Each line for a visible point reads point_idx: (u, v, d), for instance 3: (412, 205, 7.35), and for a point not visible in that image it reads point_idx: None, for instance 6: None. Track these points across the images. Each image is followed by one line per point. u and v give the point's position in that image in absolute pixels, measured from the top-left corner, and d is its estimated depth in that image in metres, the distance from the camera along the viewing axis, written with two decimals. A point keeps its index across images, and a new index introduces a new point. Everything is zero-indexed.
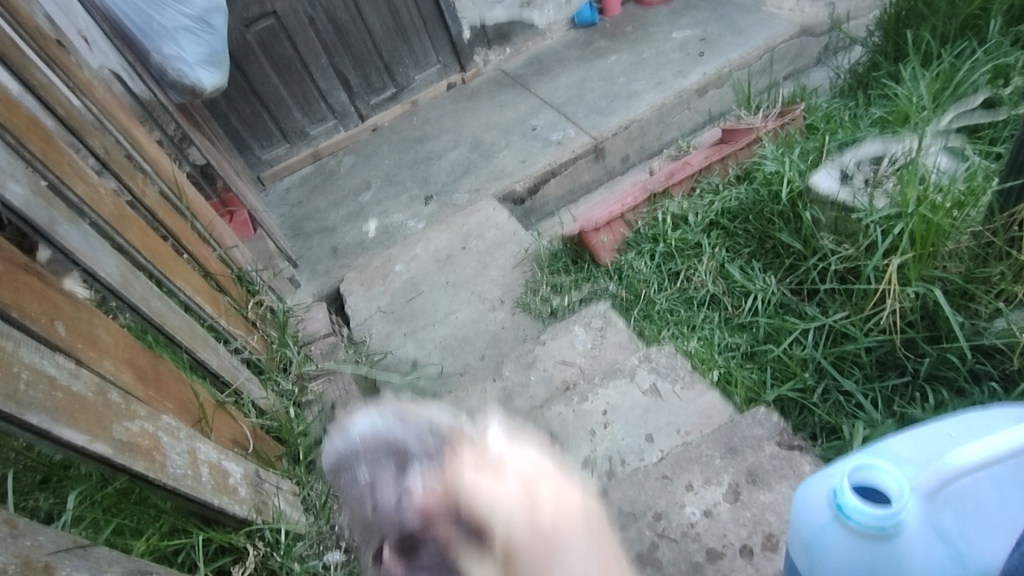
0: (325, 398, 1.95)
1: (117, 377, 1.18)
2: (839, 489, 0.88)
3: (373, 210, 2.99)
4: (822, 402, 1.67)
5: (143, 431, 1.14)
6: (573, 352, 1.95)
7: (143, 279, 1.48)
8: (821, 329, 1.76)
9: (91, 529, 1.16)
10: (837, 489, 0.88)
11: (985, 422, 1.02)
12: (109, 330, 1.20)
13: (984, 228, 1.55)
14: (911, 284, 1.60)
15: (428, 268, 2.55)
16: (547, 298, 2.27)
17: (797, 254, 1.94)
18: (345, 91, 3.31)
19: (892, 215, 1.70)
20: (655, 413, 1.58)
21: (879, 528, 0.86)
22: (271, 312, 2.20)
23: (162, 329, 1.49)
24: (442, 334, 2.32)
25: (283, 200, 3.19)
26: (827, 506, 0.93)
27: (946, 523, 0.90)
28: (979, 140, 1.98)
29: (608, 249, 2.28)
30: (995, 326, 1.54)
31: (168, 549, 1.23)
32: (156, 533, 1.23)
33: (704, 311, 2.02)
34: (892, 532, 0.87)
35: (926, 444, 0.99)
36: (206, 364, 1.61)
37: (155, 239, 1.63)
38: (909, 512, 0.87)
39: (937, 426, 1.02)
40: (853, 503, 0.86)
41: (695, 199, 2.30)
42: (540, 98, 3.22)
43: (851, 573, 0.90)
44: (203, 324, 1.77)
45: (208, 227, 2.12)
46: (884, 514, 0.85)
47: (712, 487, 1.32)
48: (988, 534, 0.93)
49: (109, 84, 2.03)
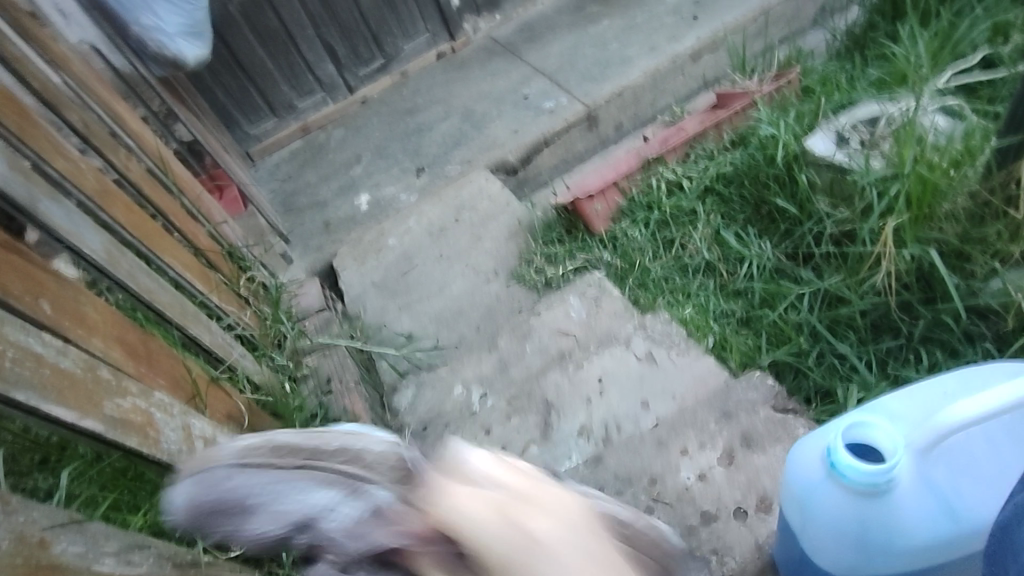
0: (320, 372, 1.96)
1: (107, 354, 1.16)
2: (833, 448, 0.87)
3: (364, 183, 2.95)
4: (816, 366, 1.67)
5: (135, 409, 1.14)
6: (568, 322, 1.94)
7: (130, 256, 1.45)
8: (816, 294, 1.75)
9: (88, 505, 1.16)
10: (831, 448, 0.87)
11: (981, 378, 1.01)
12: (97, 308, 1.18)
13: (981, 187, 1.54)
14: (906, 245, 1.59)
15: (421, 241, 2.53)
16: (541, 269, 2.26)
17: (792, 219, 1.93)
18: (332, 63, 3.24)
19: (888, 176, 1.69)
20: (650, 379, 1.58)
21: (873, 485, 0.86)
22: (264, 289, 2.18)
23: (151, 306, 1.47)
24: (437, 307, 2.31)
25: (273, 176, 3.15)
26: (822, 466, 0.93)
27: (939, 478, 0.91)
28: (977, 100, 1.95)
29: (602, 218, 2.26)
30: (991, 287, 1.54)
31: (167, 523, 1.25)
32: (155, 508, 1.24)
33: (699, 278, 2.01)
34: (886, 488, 0.87)
35: (920, 401, 0.99)
36: (198, 340, 1.60)
37: (142, 215, 1.60)
38: (902, 468, 0.87)
39: (931, 383, 1.01)
40: (847, 461, 0.85)
41: (690, 165, 2.27)
42: (531, 66, 3.16)
43: (844, 526, 0.92)
44: (194, 300, 1.76)
45: (195, 203, 2.09)
46: (879, 471, 0.85)
47: (707, 451, 1.32)
48: (981, 488, 0.93)
49: (89, 59, 1.97)
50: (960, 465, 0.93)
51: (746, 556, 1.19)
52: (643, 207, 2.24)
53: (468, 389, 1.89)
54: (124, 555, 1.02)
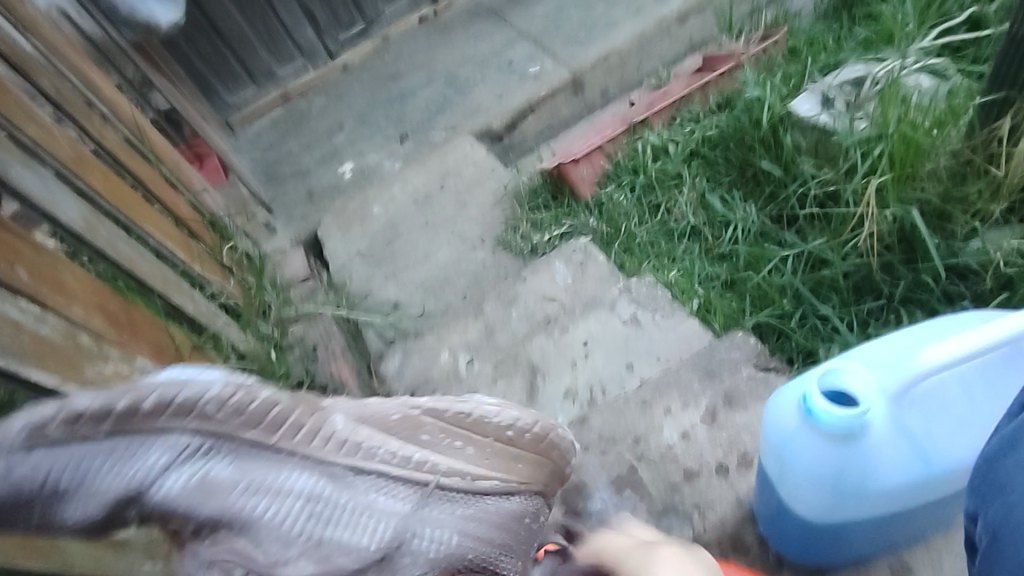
0: (306, 340, 1.94)
1: (88, 322, 1.15)
2: (808, 395, 0.89)
3: (347, 151, 2.91)
4: (799, 327, 1.68)
5: (116, 373, 1.19)
6: (554, 287, 1.94)
7: (109, 225, 1.43)
8: (801, 256, 1.77)
9: None
10: (807, 395, 0.89)
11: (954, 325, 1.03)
12: (76, 276, 1.16)
13: (964, 146, 1.56)
14: (889, 206, 1.60)
15: (406, 209, 2.50)
16: (527, 236, 2.25)
17: (777, 181, 1.93)
18: (311, 28, 3.17)
19: (872, 136, 1.69)
20: (635, 341, 1.59)
21: (847, 430, 0.88)
22: (247, 258, 2.15)
23: (133, 275, 1.45)
24: (423, 275, 2.30)
25: (254, 144, 3.09)
26: (799, 414, 0.95)
27: (911, 423, 0.93)
28: (963, 60, 1.94)
29: (587, 182, 2.26)
30: (971, 247, 1.57)
31: None
32: None
33: (684, 242, 2.01)
34: (859, 433, 0.89)
35: (895, 348, 1.01)
36: (182, 309, 1.59)
37: (118, 183, 1.56)
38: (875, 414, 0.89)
39: (906, 330, 1.03)
40: (822, 407, 0.87)
41: (676, 128, 2.26)
42: (515, 30, 3.10)
43: (818, 472, 0.94)
44: (176, 269, 1.73)
45: (174, 171, 2.05)
46: (852, 417, 0.87)
47: (690, 410, 1.34)
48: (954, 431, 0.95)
49: (58, 22, 1.90)
50: (935, 410, 0.94)
51: (727, 509, 1.22)
52: (630, 171, 2.23)
53: (456, 355, 1.89)
54: None
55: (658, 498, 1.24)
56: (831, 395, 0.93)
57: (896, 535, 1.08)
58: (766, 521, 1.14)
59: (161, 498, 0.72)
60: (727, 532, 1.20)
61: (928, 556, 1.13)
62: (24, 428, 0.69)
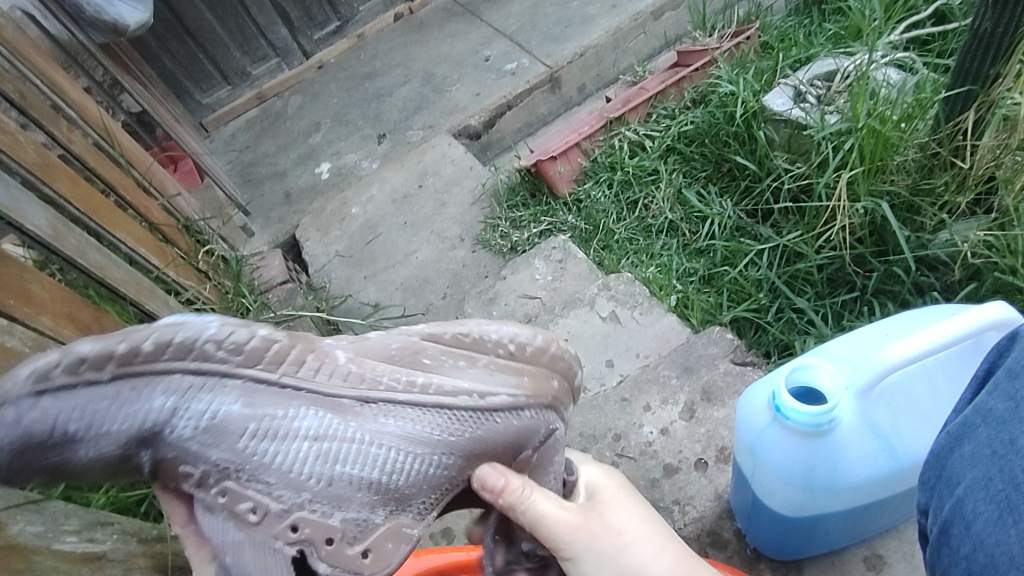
0: None
1: (58, 332, 1.14)
2: (778, 393, 0.91)
3: (324, 151, 2.88)
4: (776, 320, 1.71)
5: None
6: (533, 285, 1.95)
7: (78, 231, 1.40)
8: (776, 250, 1.78)
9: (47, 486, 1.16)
10: (776, 393, 0.91)
11: (921, 320, 1.04)
12: (44, 285, 1.14)
13: (931, 138, 1.57)
14: (860, 199, 1.62)
15: (385, 210, 2.49)
16: (506, 234, 2.26)
17: (752, 176, 1.95)
18: (285, 26, 3.13)
19: (842, 130, 1.71)
20: (615, 338, 1.61)
21: (815, 427, 0.90)
22: (224, 262, 2.13)
23: (104, 283, 1.43)
24: (403, 276, 2.29)
25: (229, 145, 3.04)
26: (768, 411, 0.97)
27: (878, 418, 0.95)
28: (930, 54, 1.97)
29: (565, 180, 2.26)
30: (939, 238, 1.59)
31: (131, 499, 1.24)
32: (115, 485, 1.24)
33: (662, 238, 2.03)
34: (827, 429, 0.91)
35: (863, 344, 1.02)
36: (157, 316, 1.57)
37: (88, 189, 1.54)
38: (842, 410, 0.91)
39: (875, 326, 1.04)
40: (790, 404, 0.89)
41: (652, 124, 2.27)
42: (491, 26, 3.09)
43: (790, 468, 0.96)
44: (150, 276, 1.71)
45: (146, 175, 2.02)
46: (819, 413, 0.88)
47: (669, 406, 1.35)
48: (921, 425, 0.97)
49: (21, 24, 1.87)
50: (900, 404, 0.96)
51: (706, 504, 1.23)
52: (607, 168, 2.24)
53: None
54: (87, 533, 1.02)
55: (638, 494, 1.26)
56: (798, 392, 0.95)
57: (869, 524, 1.10)
58: (743, 515, 1.15)
59: (176, 438, 0.81)
60: (706, 526, 1.21)
61: (899, 543, 1.15)
62: (31, 375, 0.76)
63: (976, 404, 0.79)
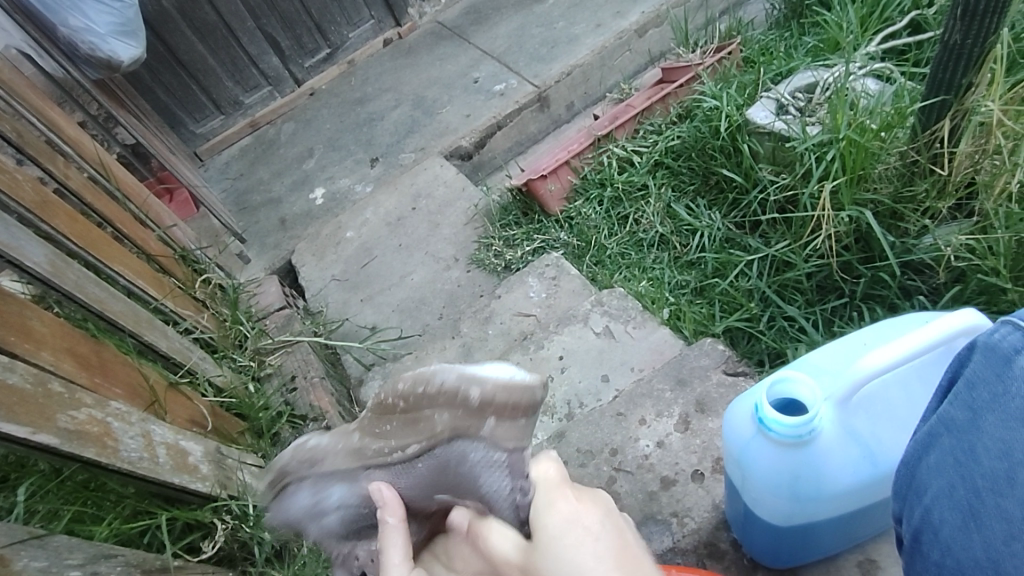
0: (284, 370, 1.92)
1: (58, 367, 1.15)
2: (760, 405, 0.93)
3: (318, 177, 2.92)
4: (767, 329, 1.73)
5: (92, 419, 1.13)
6: (528, 303, 1.97)
7: (76, 266, 1.43)
8: (765, 260, 1.81)
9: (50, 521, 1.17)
10: (759, 405, 0.93)
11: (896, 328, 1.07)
12: (44, 321, 1.17)
13: (909, 147, 1.62)
14: (845, 208, 1.66)
15: (380, 233, 2.52)
16: (500, 253, 2.28)
17: (739, 188, 1.99)
18: (276, 56, 3.18)
19: (824, 141, 1.74)
20: (609, 353, 1.63)
21: (797, 438, 0.92)
22: (221, 290, 2.15)
23: (102, 315, 1.45)
24: (399, 297, 2.31)
25: (224, 174, 3.08)
26: (751, 422, 0.99)
27: (859, 426, 0.96)
28: (907, 64, 2.02)
29: (556, 198, 2.29)
30: (924, 243, 1.61)
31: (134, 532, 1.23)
32: (119, 517, 1.24)
33: (653, 252, 2.06)
34: (809, 439, 0.93)
35: (842, 354, 1.05)
36: (155, 347, 1.58)
37: (85, 224, 1.56)
38: (823, 419, 0.93)
39: (853, 336, 1.07)
40: (772, 415, 0.91)
41: (640, 141, 2.31)
42: (479, 49, 3.14)
43: (776, 479, 0.98)
44: (148, 307, 1.72)
45: (142, 208, 2.04)
46: (799, 423, 0.90)
47: (664, 419, 1.37)
48: (901, 432, 0.99)
49: (17, 64, 1.90)
50: (878, 410, 0.97)
51: (704, 516, 1.24)
52: (597, 184, 2.27)
53: None
54: (91, 566, 1.03)
55: (637, 508, 1.27)
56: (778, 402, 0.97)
57: (865, 528, 1.11)
58: (740, 525, 1.16)
59: None
60: (706, 537, 1.22)
61: (895, 546, 1.16)
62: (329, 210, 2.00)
63: (940, 413, 0.80)
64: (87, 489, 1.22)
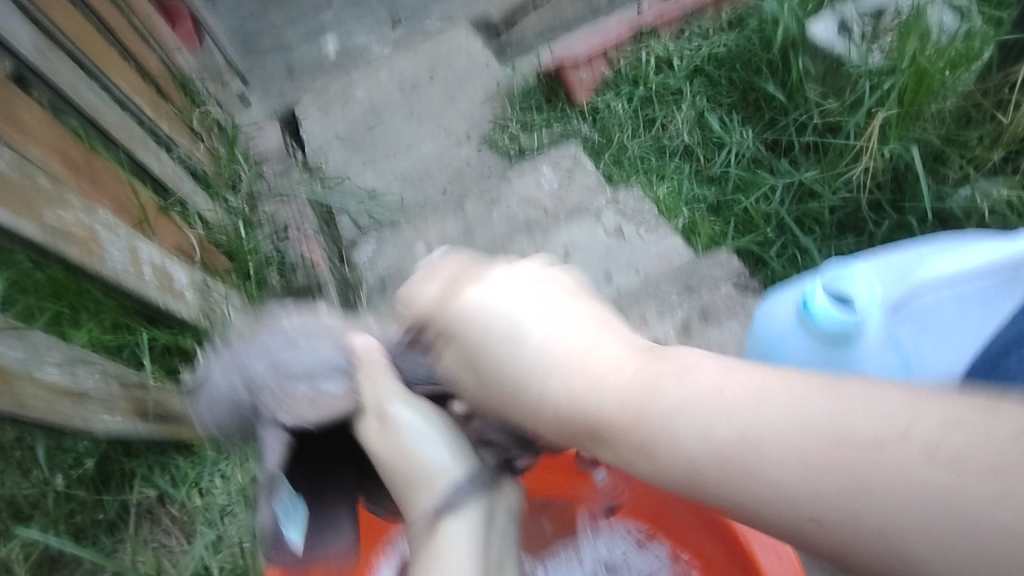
0: (278, 220, 1.85)
1: (46, 165, 1.06)
2: (809, 297, 1.07)
3: (333, 28, 2.71)
4: (777, 257, 1.70)
5: (79, 223, 1.06)
6: (539, 191, 1.90)
7: (71, 63, 1.31)
8: (790, 185, 1.74)
9: (26, 315, 1.14)
10: (808, 298, 1.08)
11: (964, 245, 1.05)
12: (33, 113, 1.07)
13: (976, 89, 1.51)
14: (891, 142, 1.57)
15: (392, 96, 2.38)
16: (516, 137, 2.16)
17: (779, 108, 1.88)
18: None
19: (884, 70, 1.67)
20: (617, 252, 1.58)
21: (840, 331, 1.05)
22: (219, 126, 2.01)
23: (95, 124, 1.34)
24: (404, 166, 2.20)
25: (231, 8, 2.84)
26: (791, 314, 1.12)
27: (901, 335, 1.05)
28: (987, 3, 1.86)
29: (585, 87, 2.18)
30: (958, 193, 1.56)
31: (112, 346, 1.22)
32: (98, 327, 1.22)
33: (675, 161, 1.96)
34: (852, 336, 1.06)
35: (896, 266, 1.09)
36: (147, 168, 1.48)
37: (82, 22, 1.42)
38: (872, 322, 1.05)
39: (911, 252, 1.10)
40: (820, 305, 1.06)
41: (684, 43, 2.15)
42: None
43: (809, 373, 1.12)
44: (142, 126, 1.60)
45: (143, 21, 1.88)
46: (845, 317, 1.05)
47: (663, 322, 1.35)
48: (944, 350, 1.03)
49: None
50: (929, 323, 1.04)
51: None
52: (629, 81, 2.14)
53: (432, 250, 1.86)
54: (70, 368, 1.00)
55: None
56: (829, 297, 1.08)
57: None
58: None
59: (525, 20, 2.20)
60: None
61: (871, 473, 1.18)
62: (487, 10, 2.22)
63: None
64: (70, 295, 1.17)
